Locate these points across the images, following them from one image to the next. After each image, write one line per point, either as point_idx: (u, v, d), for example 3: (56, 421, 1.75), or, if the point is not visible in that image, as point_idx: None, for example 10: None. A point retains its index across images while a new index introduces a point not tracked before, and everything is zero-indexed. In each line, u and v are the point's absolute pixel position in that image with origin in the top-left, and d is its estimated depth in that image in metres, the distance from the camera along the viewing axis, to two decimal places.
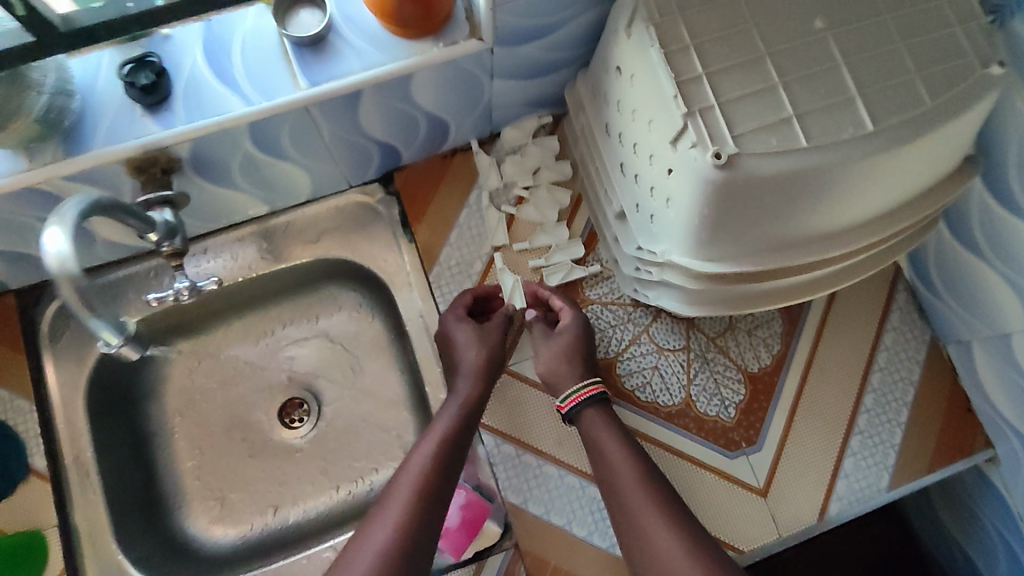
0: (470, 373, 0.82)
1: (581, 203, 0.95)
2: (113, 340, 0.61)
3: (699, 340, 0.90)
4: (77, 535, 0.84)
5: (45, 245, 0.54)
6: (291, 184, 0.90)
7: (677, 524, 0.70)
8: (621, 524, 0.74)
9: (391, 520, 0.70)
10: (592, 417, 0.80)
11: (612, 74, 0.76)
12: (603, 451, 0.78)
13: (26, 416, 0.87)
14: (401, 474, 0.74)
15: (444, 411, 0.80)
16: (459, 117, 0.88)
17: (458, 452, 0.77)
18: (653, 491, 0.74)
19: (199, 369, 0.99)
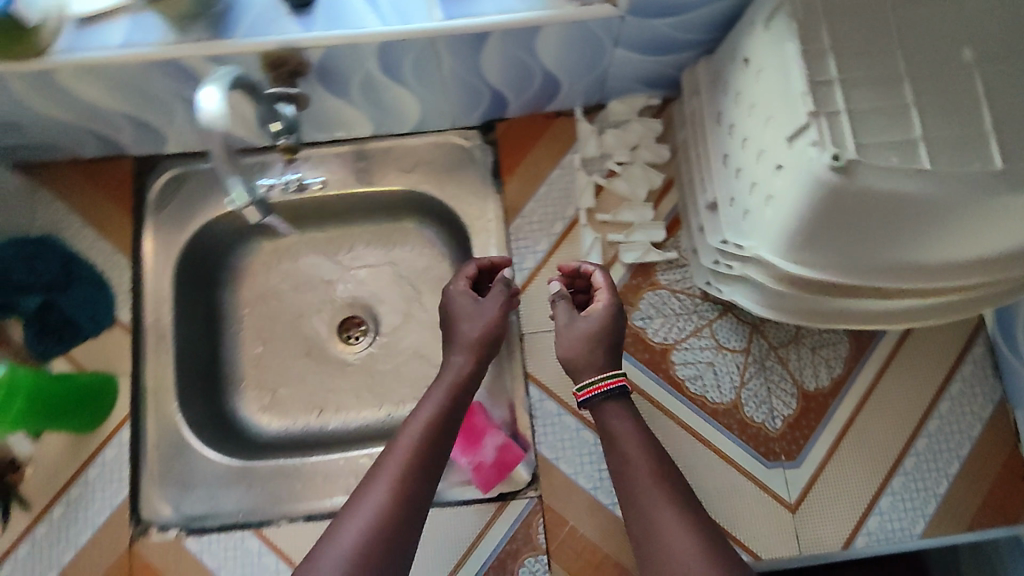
0: (467, 346, 0.82)
1: (672, 187, 0.95)
2: (241, 199, 0.70)
3: (760, 346, 0.90)
4: (144, 389, 0.89)
5: (201, 103, 0.59)
6: (399, 112, 0.93)
7: (692, 528, 0.69)
8: (633, 520, 0.73)
9: (382, 496, 0.70)
10: (610, 412, 0.78)
11: (738, 66, 0.76)
12: (620, 447, 0.77)
13: (121, 272, 0.92)
14: (393, 449, 0.74)
15: (434, 388, 0.80)
16: (572, 79, 0.89)
17: (449, 426, 0.78)
18: (669, 490, 0.73)
19: (277, 269, 1.05)
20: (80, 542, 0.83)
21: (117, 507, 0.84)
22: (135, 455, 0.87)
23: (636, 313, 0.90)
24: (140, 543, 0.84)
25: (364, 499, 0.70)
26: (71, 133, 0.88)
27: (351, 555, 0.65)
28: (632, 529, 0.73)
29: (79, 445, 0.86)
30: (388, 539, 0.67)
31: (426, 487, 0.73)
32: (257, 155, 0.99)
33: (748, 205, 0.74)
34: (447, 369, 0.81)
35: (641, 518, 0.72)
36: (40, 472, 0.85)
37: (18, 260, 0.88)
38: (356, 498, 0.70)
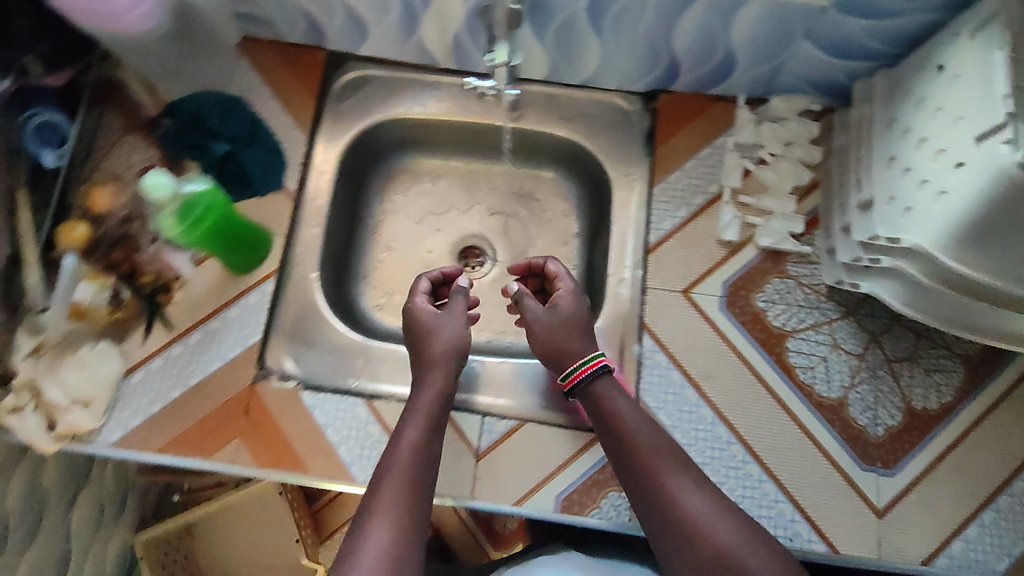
0: (443, 359, 0.85)
1: (817, 188, 0.97)
2: (502, 57, 0.88)
3: (875, 355, 0.91)
4: (292, 254, 0.96)
5: None
6: (579, 61, 0.98)
7: (708, 491, 0.75)
8: (644, 486, 0.76)
9: (389, 522, 0.72)
10: (603, 387, 0.83)
11: (930, 72, 0.79)
12: (620, 417, 0.81)
13: (294, 146, 1.00)
14: (388, 465, 0.77)
15: (417, 404, 0.82)
16: (750, 65, 0.94)
17: (433, 443, 0.80)
18: (677, 458, 0.78)
19: (416, 188, 1.14)
20: (209, 370, 0.90)
21: (248, 346, 0.91)
22: (272, 307, 0.94)
23: (761, 294, 0.93)
24: (261, 385, 0.90)
25: (377, 515, 0.72)
26: (288, 12, 0.97)
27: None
28: (640, 493, 0.77)
29: (226, 286, 0.93)
30: (405, 559, 0.70)
31: (423, 504, 0.75)
32: (431, 74, 1.05)
33: (911, 202, 0.77)
34: (428, 386, 0.84)
35: (654, 484, 0.76)
36: (188, 299, 0.92)
37: (214, 110, 0.97)
38: (360, 532, 0.71)
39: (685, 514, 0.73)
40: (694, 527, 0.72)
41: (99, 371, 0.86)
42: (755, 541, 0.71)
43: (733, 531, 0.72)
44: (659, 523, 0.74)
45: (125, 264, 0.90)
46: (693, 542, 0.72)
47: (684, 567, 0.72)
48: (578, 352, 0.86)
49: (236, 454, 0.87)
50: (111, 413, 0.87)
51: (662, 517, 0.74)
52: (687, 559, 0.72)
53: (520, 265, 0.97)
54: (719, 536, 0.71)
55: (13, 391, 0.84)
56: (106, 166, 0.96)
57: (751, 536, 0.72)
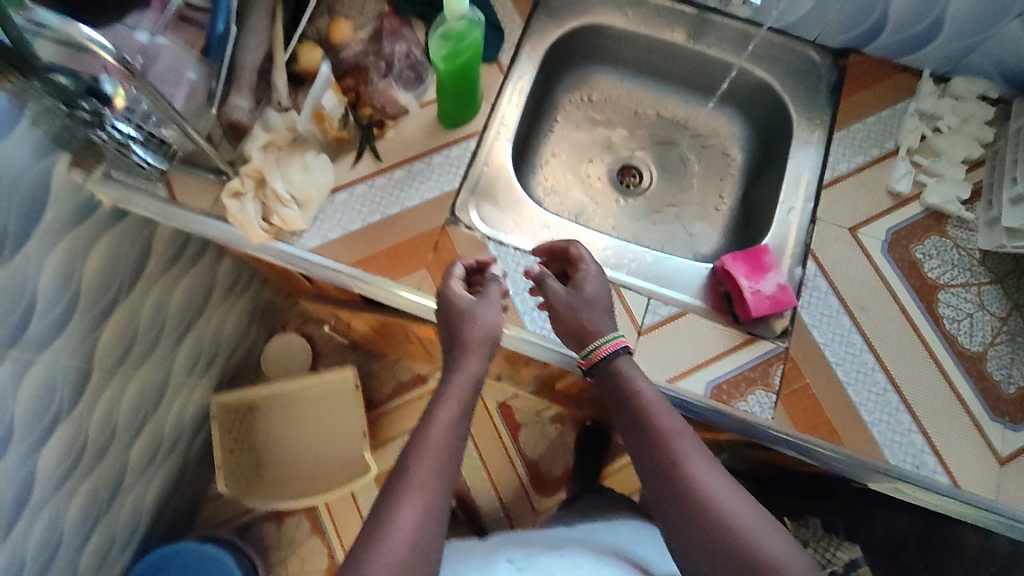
0: (479, 346, 0.79)
1: (983, 165, 1.04)
2: None
3: (1016, 322, 0.97)
4: (495, 120, 1.03)
5: None
6: (792, 5, 1.05)
7: (722, 473, 0.70)
8: (656, 467, 0.71)
9: (416, 505, 0.65)
10: (625, 363, 0.80)
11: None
12: (636, 395, 0.77)
13: (512, 29, 1.07)
14: (423, 434, 0.70)
15: (452, 387, 0.75)
16: (951, 37, 1.01)
17: (464, 424, 0.74)
18: (691, 437, 0.73)
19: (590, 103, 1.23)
20: (406, 205, 0.95)
21: (446, 192, 0.97)
22: (470, 161, 1.00)
23: (919, 246, 1.00)
24: (451, 229, 0.96)
25: (402, 499, 0.65)
26: None
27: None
28: (654, 475, 0.71)
29: (435, 135, 0.99)
30: (432, 542, 0.64)
31: (446, 495, 0.68)
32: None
33: None
34: (460, 370, 0.77)
35: (663, 465, 0.71)
36: (398, 138, 0.98)
37: None
38: (384, 512, 0.65)
39: (695, 492, 0.68)
40: (706, 509, 0.66)
41: (318, 178, 0.91)
42: (776, 530, 0.66)
43: (749, 515, 0.66)
44: (670, 504, 0.69)
45: (351, 93, 0.97)
46: (706, 524, 0.66)
47: (697, 554, 0.66)
48: (607, 327, 0.83)
49: (422, 283, 0.92)
50: (314, 221, 0.92)
51: (672, 498, 0.69)
52: (699, 543, 0.66)
53: (541, 247, 0.91)
54: (734, 519, 0.66)
55: (241, 175, 0.89)
56: (341, 6, 1.03)
57: (770, 525, 0.66)
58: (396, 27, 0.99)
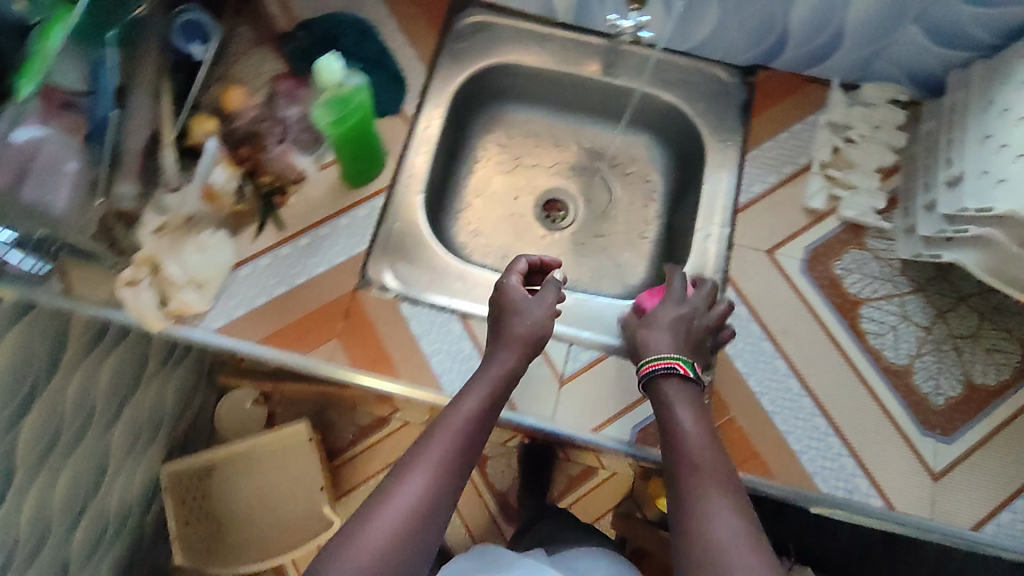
0: (516, 340, 0.86)
1: (899, 171, 1.02)
2: None
3: (941, 329, 0.97)
4: (402, 174, 1.01)
5: None
6: (694, 28, 1.03)
7: (728, 496, 0.70)
8: (676, 477, 0.74)
9: (419, 484, 0.72)
10: (670, 381, 0.82)
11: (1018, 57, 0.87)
12: (670, 411, 0.80)
13: (415, 77, 1.05)
14: (438, 429, 0.77)
15: (481, 380, 0.84)
16: (853, 48, 0.99)
17: (485, 423, 0.80)
18: (715, 455, 0.75)
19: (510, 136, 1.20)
20: (314, 273, 0.95)
21: (354, 255, 0.96)
22: (377, 221, 0.98)
23: (839, 262, 0.99)
24: (362, 293, 0.95)
25: (407, 475, 0.73)
26: None
27: (379, 543, 0.68)
28: (671, 487, 0.74)
29: (340, 196, 0.98)
30: (423, 530, 0.70)
31: (456, 485, 0.75)
32: (545, 26, 1.11)
33: (1004, 173, 0.83)
34: (497, 361, 0.85)
35: (681, 478, 0.74)
36: (300, 203, 0.97)
37: (347, 31, 1.01)
38: (390, 487, 0.73)
39: (698, 509, 0.69)
40: (700, 524, 0.68)
41: (215, 257, 0.92)
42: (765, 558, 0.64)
43: (739, 538, 0.66)
44: (678, 515, 0.71)
45: (248, 162, 0.94)
46: (697, 541, 0.67)
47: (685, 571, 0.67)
48: (663, 349, 0.87)
49: (333, 354, 0.91)
50: (216, 301, 0.91)
51: (679, 510, 0.71)
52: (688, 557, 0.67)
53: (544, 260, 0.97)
54: (720, 538, 0.66)
55: (132, 264, 0.89)
56: (235, 71, 1.01)
57: (761, 549, 0.65)
58: (289, 91, 0.98)
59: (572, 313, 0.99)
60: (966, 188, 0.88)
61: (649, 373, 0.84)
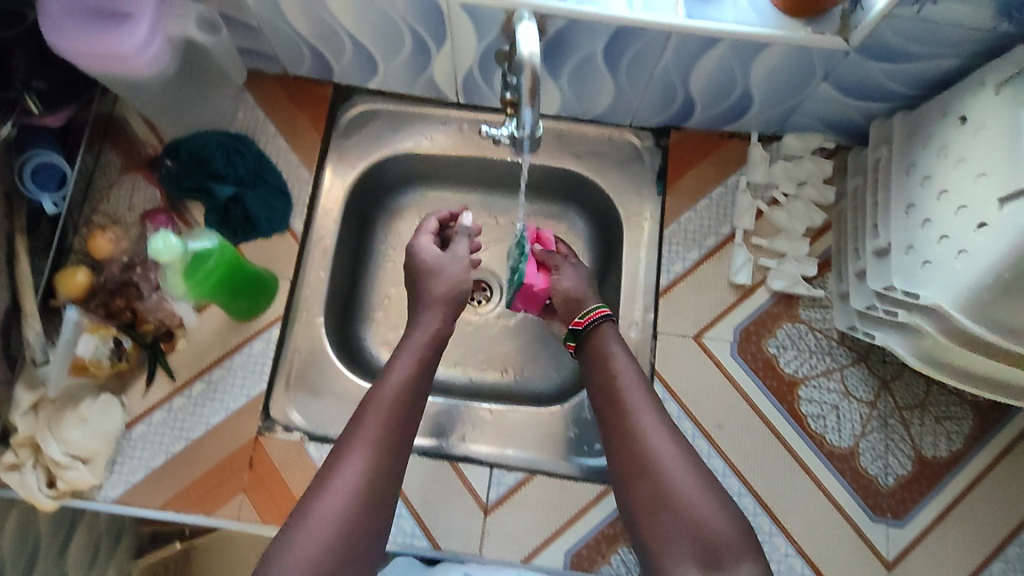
0: (438, 302, 0.87)
1: (830, 228, 0.96)
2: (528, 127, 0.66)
3: (886, 403, 0.91)
4: (298, 296, 0.94)
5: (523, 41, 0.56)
6: (594, 98, 0.94)
7: (673, 438, 0.77)
8: (619, 425, 0.80)
9: (365, 458, 0.72)
10: (607, 332, 0.88)
11: (934, 117, 0.78)
12: (609, 363, 0.85)
13: (302, 186, 0.97)
14: (376, 398, 0.77)
15: (409, 344, 0.83)
16: (765, 106, 0.91)
17: (421, 388, 0.80)
18: (649, 404, 0.81)
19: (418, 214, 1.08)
20: (212, 422, 0.89)
21: (254, 397, 0.90)
22: (278, 354, 0.92)
23: (772, 340, 0.92)
24: (266, 437, 0.89)
25: (351, 452, 0.72)
26: (293, 47, 0.92)
27: (332, 525, 0.67)
28: (612, 437, 0.80)
29: (231, 332, 0.92)
30: (374, 506, 0.70)
31: (398, 453, 0.75)
32: (439, 107, 1.02)
33: (929, 255, 0.75)
34: (424, 325, 0.85)
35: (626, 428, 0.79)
36: (190, 347, 0.91)
37: (218, 151, 0.93)
38: (335, 465, 0.72)
39: (649, 456, 0.76)
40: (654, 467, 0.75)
41: (101, 426, 0.84)
42: (715, 497, 0.73)
43: (689, 481, 0.74)
44: (624, 461, 0.77)
45: (126, 313, 0.88)
46: (650, 487, 0.74)
47: (639, 513, 0.74)
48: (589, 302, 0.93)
49: (241, 510, 0.86)
50: (110, 471, 0.86)
51: (627, 458, 0.77)
52: (643, 499, 0.74)
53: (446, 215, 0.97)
54: (673, 482, 0.74)
55: (13, 448, 0.83)
56: (104, 209, 0.94)
57: (708, 489, 0.73)
58: (162, 226, 0.92)
59: (497, 426, 0.92)
60: (893, 264, 0.80)
61: (581, 330, 0.90)
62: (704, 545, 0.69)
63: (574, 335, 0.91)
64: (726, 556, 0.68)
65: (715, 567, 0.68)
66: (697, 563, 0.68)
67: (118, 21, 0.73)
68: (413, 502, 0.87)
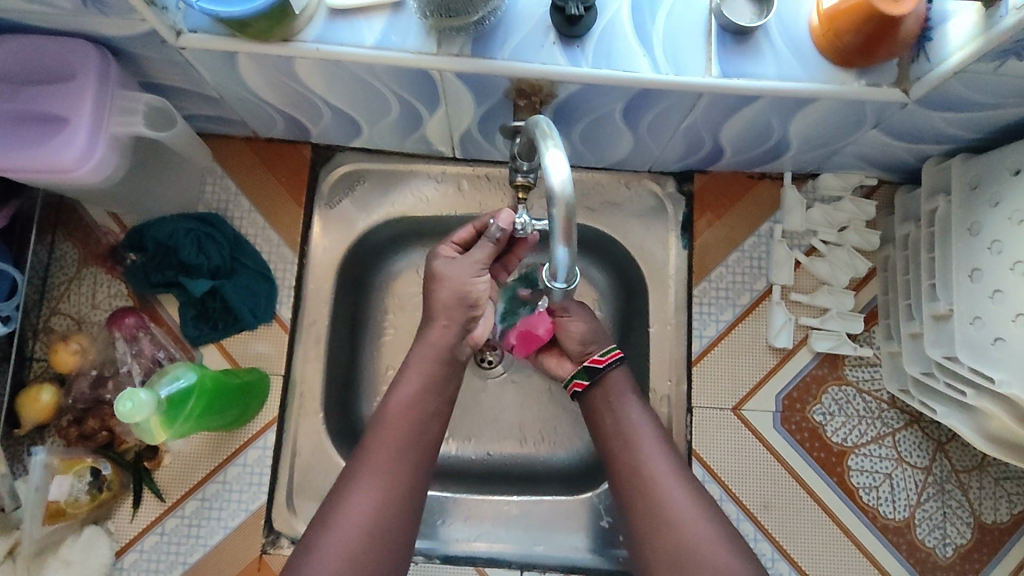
0: (451, 312, 0.72)
1: (875, 276, 0.87)
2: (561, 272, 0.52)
3: (943, 467, 0.83)
4: (292, 391, 0.85)
5: (551, 170, 0.45)
6: (608, 149, 0.84)
7: (690, 487, 0.68)
8: (630, 469, 0.69)
9: (360, 514, 0.63)
10: (617, 377, 0.75)
11: (1001, 173, 0.69)
12: (615, 401, 0.74)
13: (287, 266, 0.87)
14: (375, 442, 0.67)
15: (413, 364, 0.72)
16: (801, 149, 0.81)
17: (426, 426, 0.70)
18: (663, 446, 0.71)
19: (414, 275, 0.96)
20: (210, 544, 0.80)
21: (253, 512, 0.81)
22: (275, 460, 0.83)
23: (817, 406, 0.85)
24: (270, 556, 0.80)
25: (345, 508, 0.63)
26: (261, 113, 0.80)
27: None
28: (623, 480, 0.70)
29: (222, 441, 0.82)
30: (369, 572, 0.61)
31: (403, 509, 0.65)
32: (434, 162, 0.91)
33: (1002, 332, 0.66)
34: (428, 342, 0.72)
35: (641, 476, 0.69)
36: (177, 462, 0.81)
37: (186, 240, 0.82)
38: (324, 525, 0.63)
39: (665, 506, 0.66)
40: (668, 519, 0.65)
41: (86, 565, 0.76)
42: (737, 553, 0.63)
43: (708, 532, 0.64)
44: (637, 508, 0.67)
45: (102, 434, 0.78)
46: (666, 541, 0.64)
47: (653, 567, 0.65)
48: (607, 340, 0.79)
49: None
50: None
51: (642, 504, 0.67)
52: (659, 556, 0.64)
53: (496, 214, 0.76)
54: (691, 536, 0.64)
55: None
56: (65, 309, 0.83)
57: (729, 545, 0.64)
58: (132, 329, 0.81)
59: (523, 520, 0.85)
60: (955, 335, 0.71)
61: (600, 369, 0.75)
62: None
63: (588, 374, 0.76)
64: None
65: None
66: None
67: (56, 128, 0.63)
68: None
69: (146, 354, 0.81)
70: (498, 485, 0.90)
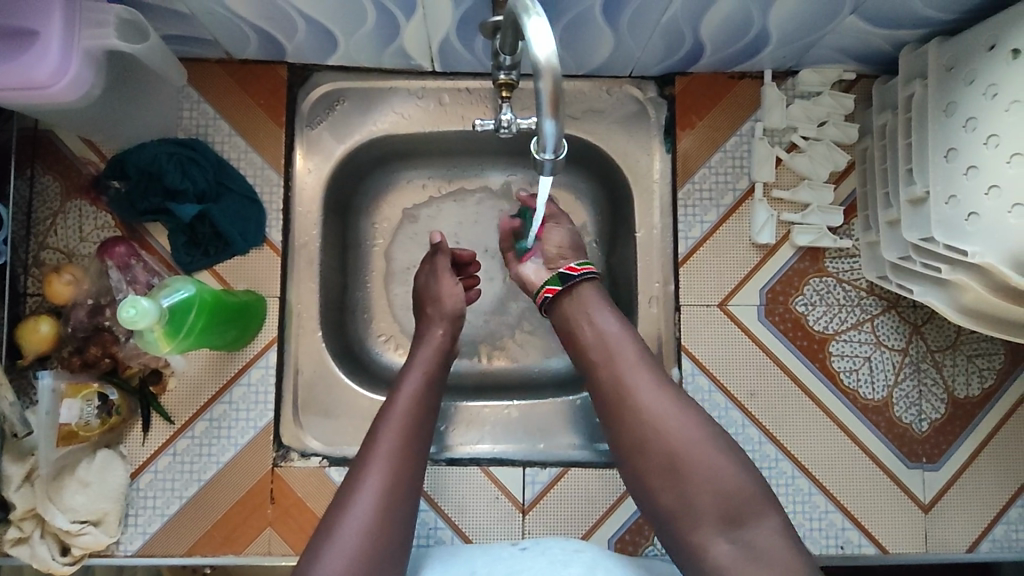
0: (446, 318, 0.82)
1: (853, 169, 0.89)
2: (548, 147, 0.54)
3: (918, 348, 0.87)
4: (289, 311, 0.87)
5: (535, 42, 0.48)
6: (590, 52, 0.83)
7: (672, 397, 0.67)
8: (611, 389, 0.69)
9: (387, 469, 0.66)
10: (587, 292, 0.76)
11: (978, 50, 0.70)
12: (579, 332, 0.74)
13: (274, 188, 0.87)
14: (394, 411, 0.71)
15: (416, 359, 0.77)
16: (782, 43, 0.81)
17: (433, 401, 0.75)
18: (643, 367, 0.69)
19: (401, 197, 0.97)
20: (222, 461, 0.83)
21: (262, 428, 0.84)
22: (279, 378, 0.86)
23: (800, 298, 0.88)
24: (283, 468, 0.84)
25: (373, 467, 0.66)
26: (234, 31, 0.78)
27: (358, 547, 0.61)
28: (606, 400, 0.69)
29: (223, 363, 0.84)
30: (397, 520, 0.65)
31: (419, 460, 0.69)
32: (411, 78, 0.90)
33: (976, 208, 0.68)
34: (428, 340, 0.80)
35: (625, 396, 0.68)
36: (182, 385, 0.83)
37: (169, 163, 0.81)
38: (354, 478, 0.66)
39: (653, 421, 0.65)
40: (661, 435, 0.65)
41: (104, 486, 0.79)
42: (727, 455, 0.64)
43: (697, 436, 0.64)
44: (623, 431, 0.67)
45: (105, 360, 0.79)
46: (654, 452, 0.65)
47: (648, 479, 0.65)
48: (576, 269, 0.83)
49: (271, 544, 0.82)
50: (124, 526, 0.81)
51: (628, 426, 0.66)
52: (650, 467, 0.64)
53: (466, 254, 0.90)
54: (686, 448, 0.64)
55: (15, 522, 0.77)
56: (54, 244, 0.83)
57: (718, 448, 0.64)
58: (124, 258, 0.81)
59: (524, 423, 0.89)
60: (932, 215, 0.73)
61: (573, 277, 0.77)
62: (722, 509, 0.61)
63: (561, 281, 0.77)
64: (749, 516, 0.61)
65: (740, 527, 0.60)
66: (716, 530, 0.61)
67: (22, 41, 0.63)
68: (447, 512, 0.84)
69: (140, 280, 0.81)
70: (497, 393, 0.93)
